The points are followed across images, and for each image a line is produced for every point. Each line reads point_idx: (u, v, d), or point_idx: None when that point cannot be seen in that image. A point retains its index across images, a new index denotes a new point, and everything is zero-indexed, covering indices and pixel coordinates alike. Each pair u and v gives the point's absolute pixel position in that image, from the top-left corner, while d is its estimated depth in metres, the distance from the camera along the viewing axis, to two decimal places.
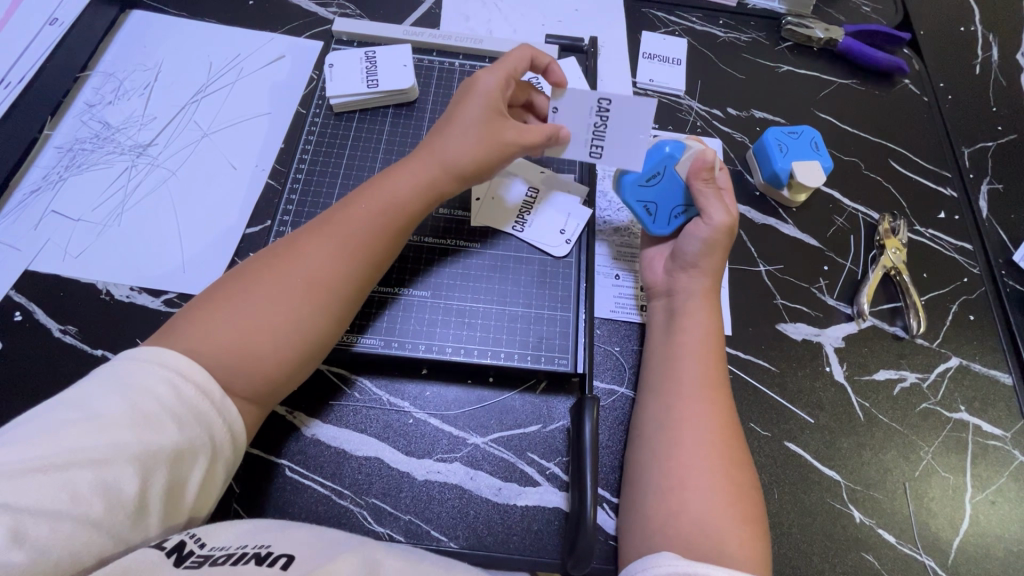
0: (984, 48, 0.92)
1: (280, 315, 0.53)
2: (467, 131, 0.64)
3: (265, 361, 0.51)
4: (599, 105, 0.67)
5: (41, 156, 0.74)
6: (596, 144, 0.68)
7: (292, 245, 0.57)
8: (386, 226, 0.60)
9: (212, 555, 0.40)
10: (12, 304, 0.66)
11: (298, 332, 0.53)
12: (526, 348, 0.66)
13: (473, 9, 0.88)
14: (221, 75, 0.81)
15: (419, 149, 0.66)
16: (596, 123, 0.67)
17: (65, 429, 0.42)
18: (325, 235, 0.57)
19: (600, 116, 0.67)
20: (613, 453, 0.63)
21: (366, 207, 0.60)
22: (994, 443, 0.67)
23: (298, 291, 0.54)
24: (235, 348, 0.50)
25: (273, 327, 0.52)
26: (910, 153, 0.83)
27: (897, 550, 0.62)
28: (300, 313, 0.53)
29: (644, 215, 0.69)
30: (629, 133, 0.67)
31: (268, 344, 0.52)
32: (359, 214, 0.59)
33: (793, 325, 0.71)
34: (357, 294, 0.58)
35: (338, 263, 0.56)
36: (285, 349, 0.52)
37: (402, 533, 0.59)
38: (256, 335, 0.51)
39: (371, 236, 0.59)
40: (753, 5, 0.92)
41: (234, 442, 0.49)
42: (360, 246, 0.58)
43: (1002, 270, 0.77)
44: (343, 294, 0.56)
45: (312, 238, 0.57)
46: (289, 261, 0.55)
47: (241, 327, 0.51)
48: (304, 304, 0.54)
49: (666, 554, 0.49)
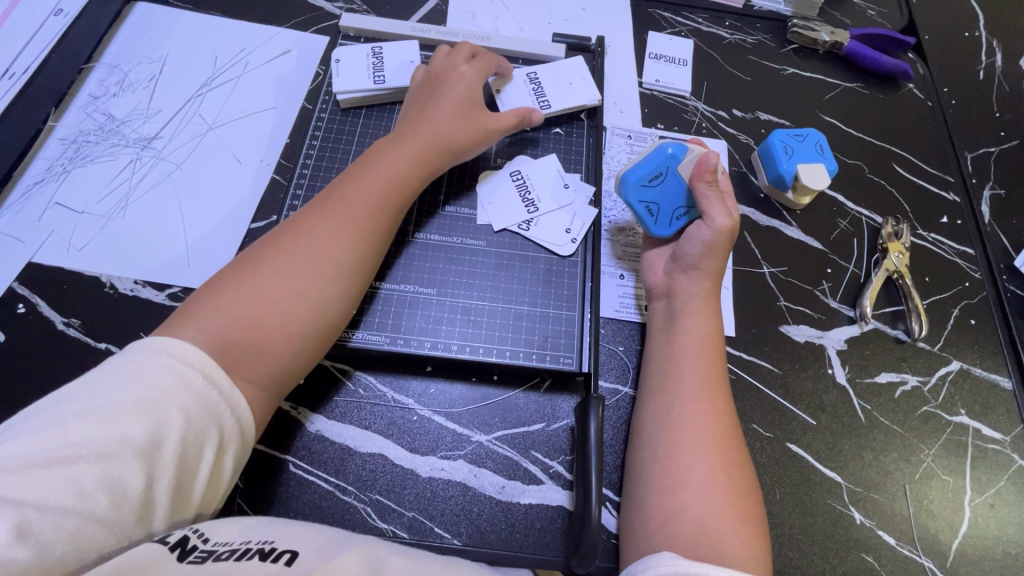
0: (987, 53, 0.93)
1: (288, 289, 0.53)
2: (451, 112, 0.68)
3: (274, 336, 0.52)
4: (526, 206, 0.72)
5: (45, 148, 0.74)
6: (519, 176, 0.74)
7: (294, 224, 0.58)
8: (386, 198, 0.61)
9: (216, 550, 0.40)
10: (14, 297, 0.66)
11: (306, 307, 0.54)
12: (531, 347, 0.66)
13: (480, 7, 0.88)
14: (227, 69, 0.81)
15: (404, 125, 0.68)
16: (524, 188, 0.73)
17: (73, 422, 0.41)
18: (325, 211, 0.58)
19: (523, 193, 0.73)
20: (617, 452, 0.64)
21: (366, 184, 0.61)
22: (994, 447, 0.68)
23: (304, 265, 0.55)
24: (243, 324, 0.51)
25: (282, 302, 0.53)
26: (913, 158, 0.83)
27: (897, 551, 0.62)
28: (307, 288, 0.54)
29: (646, 216, 0.69)
30: (517, 184, 0.73)
31: (277, 320, 0.52)
32: (358, 192, 0.60)
33: (796, 327, 0.71)
34: (363, 268, 0.58)
35: (340, 238, 0.57)
36: (294, 324, 0.53)
37: (405, 530, 0.59)
38: (265, 309, 0.52)
39: (373, 210, 0.60)
40: (759, 7, 0.92)
41: (241, 433, 0.49)
42: (362, 220, 0.59)
43: (1003, 275, 0.77)
44: (350, 267, 0.57)
45: (314, 215, 0.58)
46: (293, 237, 0.56)
47: (249, 304, 0.52)
48: (312, 276, 0.54)
49: (667, 553, 0.49)
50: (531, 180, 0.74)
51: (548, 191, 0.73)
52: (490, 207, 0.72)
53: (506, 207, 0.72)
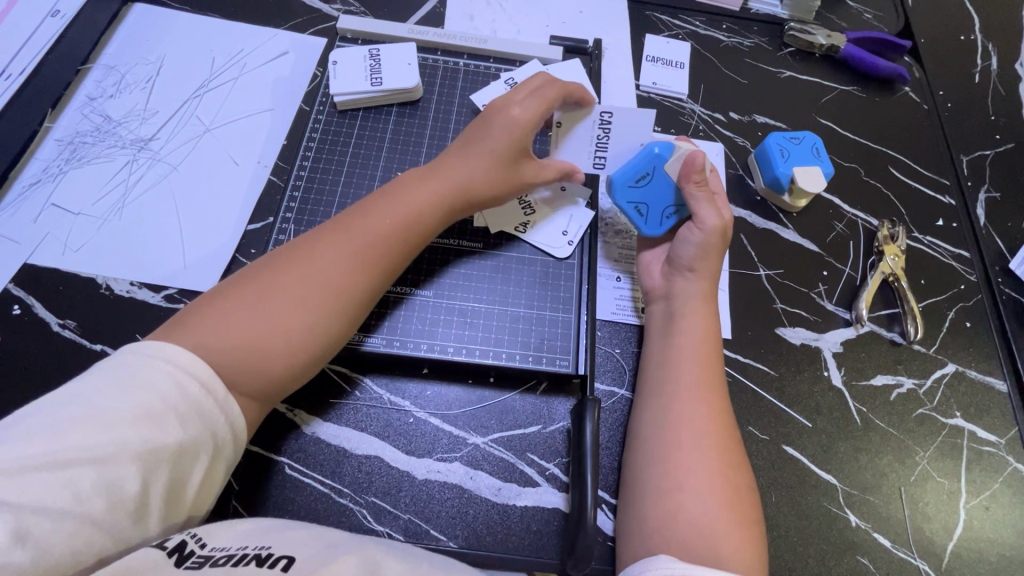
0: (983, 56, 0.93)
1: (296, 321, 0.53)
2: (486, 154, 0.64)
3: (273, 366, 0.51)
4: (523, 206, 0.72)
5: (42, 148, 0.74)
6: None
7: (312, 245, 0.57)
8: (406, 233, 0.60)
9: (213, 555, 0.40)
10: (11, 298, 0.65)
11: (311, 336, 0.53)
12: (528, 349, 0.66)
13: (477, 9, 0.88)
14: (225, 70, 0.81)
15: (437, 159, 0.66)
16: None
17: (67, 426, 0.41)
18: (345, 241, 0.58)
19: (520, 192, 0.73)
20: (613, 454, 0.64)
21: (385, 213, 0.60)
22: (989, 450, 0.68)
23: (317, 296, 0.54)
24: (246, 347, 0.50)
25: (287, 333, 0.52)
26: (909, 161, 0.84)
27: (892, 554, 0.63)
28: (314, 315, 0.54)
29: (635, 216, 0.69)
30: None
31: (279, 350, 0.52)
32: (379, 223, 0.59)
33: (793, 329, 0.72)
34: (371, 303, 0.58)
35: (354, 270, 0.57)
36: (294, 355, 0.53)
37: (401, 532, 0.59)
38: (270, 337, 0.51)
39: (390, 246, 0.59)
40: (756, 10, 0.92)
41: (234, 438, 0.49)
42: (379, 256, 0.58)
43: (999, 277, 0.78)
44: (359, 304, 0.57)
45: (333, 242, 0.57)
46: (309, 262, 0.56)
47: (255, 329, 0.51)
48: (322, 310, 0.54)
49: (663, 557, 0.49)
50: None
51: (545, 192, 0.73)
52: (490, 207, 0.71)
53: (504, 207, 0.72)
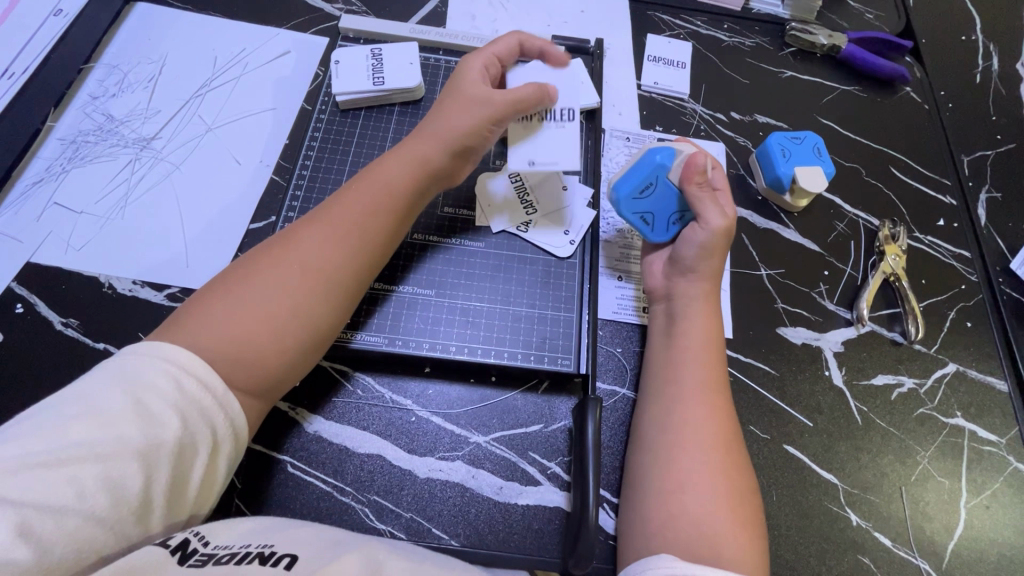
0: (984, 56, 0.93)
1: (278, 305, 0.53)
2: (452, 107, 0.64)
3: (263, 354, 0.51)
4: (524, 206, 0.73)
5: (44, 147, 0.74)
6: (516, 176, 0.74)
7: (290, 235, 0.57)
8: (382, 209, 0.60)
9: (215, 553, 0.40)
10: (13, 296, 0.66)
11: (297, 320, 0.53)
12: (529, 348, 0.66)
13: (479, 8, 0.88)
14: (227, 69, 0.81)
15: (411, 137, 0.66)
16: (522, 188, 0.73)
17: (69, 424, 0.42)
18: (320, 225, 0.58)
19: (521, 192, 0.73)
20: (615, 453, 0.64)
21: (359, 193, 0.60)
22: (990, 449, 0.68)
23: (298, 278, 0.54)
24: (233, 337, 0.50)
25: (272, 318, 0.52)
26: (911, 161, 0.84)
27: (893, 553, 0.63)
28: (300, 298, 0.54)
29: (642, 226, 0.68)
30: (514, 183, 0.73)
31: (266, 335, 0.51)
32: (355, 204, 0.59)
33: (793, 329, 0.72)
34: (356, 283, 0.58)
35: (333, 249, 0.56)
36: (282, 340, 0.52)
37: (403, 530, 0.59)
38: (255, 323, 0.51)
39: (368, 224, 0.59)
40: (758, 10, 0.92)
41: (235, 436, 0.49)
42: (357, 234, 0.58)
43: (999, 277, 0.78)
44: (342, 284, 0.56)
45: (310, 227, 0.57)
46: (288, 249, 0.56)
47: (241, 317, 0.51)
48: (304, 292, 0.54)
49: (665, 556, 0.49)
50: (528, 180, 0.74)
51: (545, 191, 0.73)
52: (491, 207, 0.72)
53: (505, 207, 0.72)
